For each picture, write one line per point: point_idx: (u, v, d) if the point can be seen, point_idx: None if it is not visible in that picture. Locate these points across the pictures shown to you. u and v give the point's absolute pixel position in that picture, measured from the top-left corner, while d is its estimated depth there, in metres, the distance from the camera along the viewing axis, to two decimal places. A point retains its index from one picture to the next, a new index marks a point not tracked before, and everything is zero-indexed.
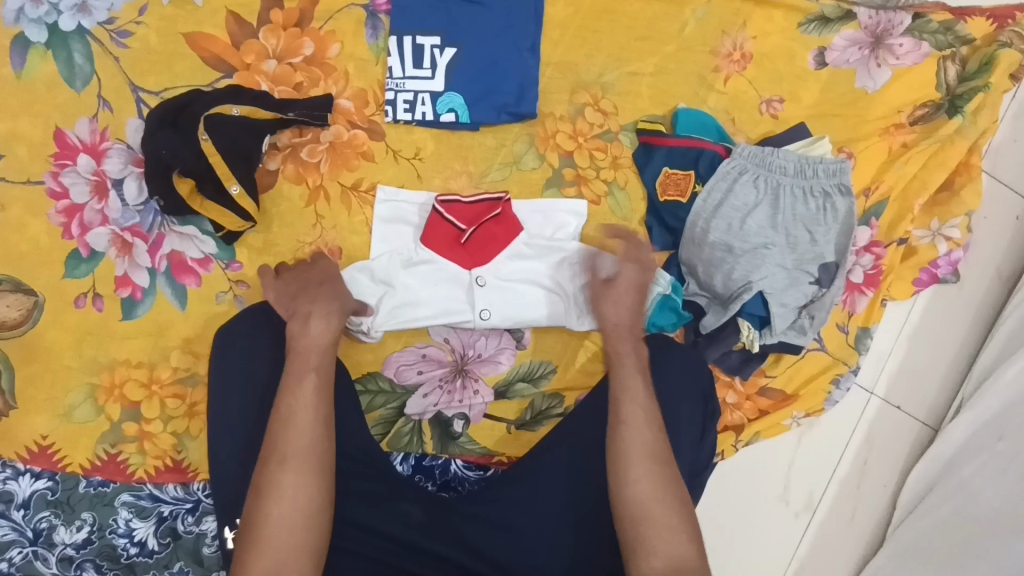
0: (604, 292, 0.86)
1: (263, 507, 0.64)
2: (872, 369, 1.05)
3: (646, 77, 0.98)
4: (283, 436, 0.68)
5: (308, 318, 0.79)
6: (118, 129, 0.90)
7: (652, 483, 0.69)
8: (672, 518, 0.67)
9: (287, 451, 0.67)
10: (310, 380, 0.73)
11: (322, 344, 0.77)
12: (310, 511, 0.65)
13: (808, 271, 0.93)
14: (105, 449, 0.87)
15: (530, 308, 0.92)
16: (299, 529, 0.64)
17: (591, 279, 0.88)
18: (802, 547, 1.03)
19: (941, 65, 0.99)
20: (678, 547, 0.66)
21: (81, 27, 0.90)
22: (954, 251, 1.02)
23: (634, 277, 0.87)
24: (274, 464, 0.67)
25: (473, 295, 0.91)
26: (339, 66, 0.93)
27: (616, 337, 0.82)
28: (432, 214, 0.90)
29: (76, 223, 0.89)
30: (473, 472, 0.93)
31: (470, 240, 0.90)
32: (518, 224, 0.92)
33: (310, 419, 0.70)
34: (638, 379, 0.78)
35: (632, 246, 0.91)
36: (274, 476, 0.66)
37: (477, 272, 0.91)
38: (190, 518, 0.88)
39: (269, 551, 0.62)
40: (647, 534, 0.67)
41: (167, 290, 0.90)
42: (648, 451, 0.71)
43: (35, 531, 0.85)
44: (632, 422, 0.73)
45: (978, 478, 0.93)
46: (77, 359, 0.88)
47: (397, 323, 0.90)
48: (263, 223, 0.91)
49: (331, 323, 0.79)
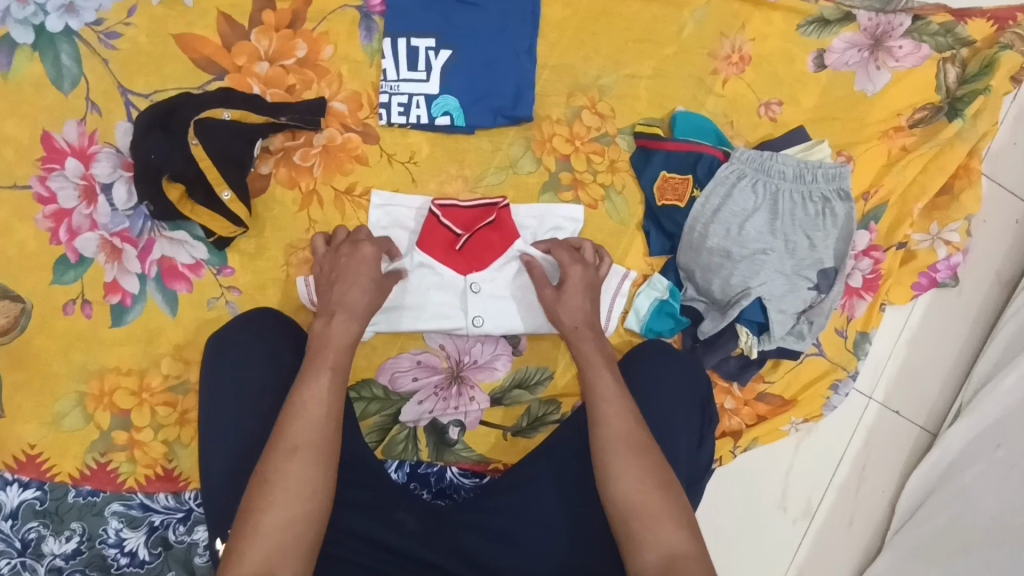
0: (556, 298, 0.85)
1: (267, 494, 0.63)
2: (871, 375, 1.04)
3: (644, 79, 0.97)
4: (292, 428, 0.67)
5: (333, 317, 0.77)
6: (107, 132, 0.88)
7: (636, 477, 0.69)
8: (658, 507, 0.67)
9: (297, 442, 0.66)
10: (327, 378, 0.71)
11: (343, 344, 0.76)
12: (310, 509, 0.64)
13: (807, 277, 0.91)
14: (94, 458, 0.86)
15: (520, 314, 0.91)
16: (301, 521, 0.63)
17: (541, 284, 0.86)
18: (801, 553, 1.02)
19: (941, 68, 0.98)
20: (668, 536, 0.66)
21: (68, 27, 0.88)
22: (953, 255, 1.01)
23: (581, 278, 0.86)
24: (281, 455, 0.65)
25: (467, 302, 0.89)
26: (332, 68, 0.91)
27: (579, 336, 0.83)
28: (428, 218, 0.89)
29: (64, 228, 0.87)
30: (468, 480, 0.92)
31: (466, 246, 0.89)
32: (515, 230, 0.90)
33: (322, 416, 0.68)
34: (605, 373, 0.77)
35: (560, 246, 0.88)
36: (281, 466, 0.65)
37: (472, 278, 0.89)
38: (181, 528, 0.86)
39: (265, 545, 0.61)
40: (636, 530, 0.67)
41: (157, 296, 0.88)
42: (626, 445, 0.71)
43: (23, 542, 0.83)
44: (605, 421, 0.73)
45: (979, 484, 0.92)
46: (65, 366, 0.87)
47: (391, 326, 0.89)
48: (255, 228, 0.90)
49: (354, 330, 0.77)
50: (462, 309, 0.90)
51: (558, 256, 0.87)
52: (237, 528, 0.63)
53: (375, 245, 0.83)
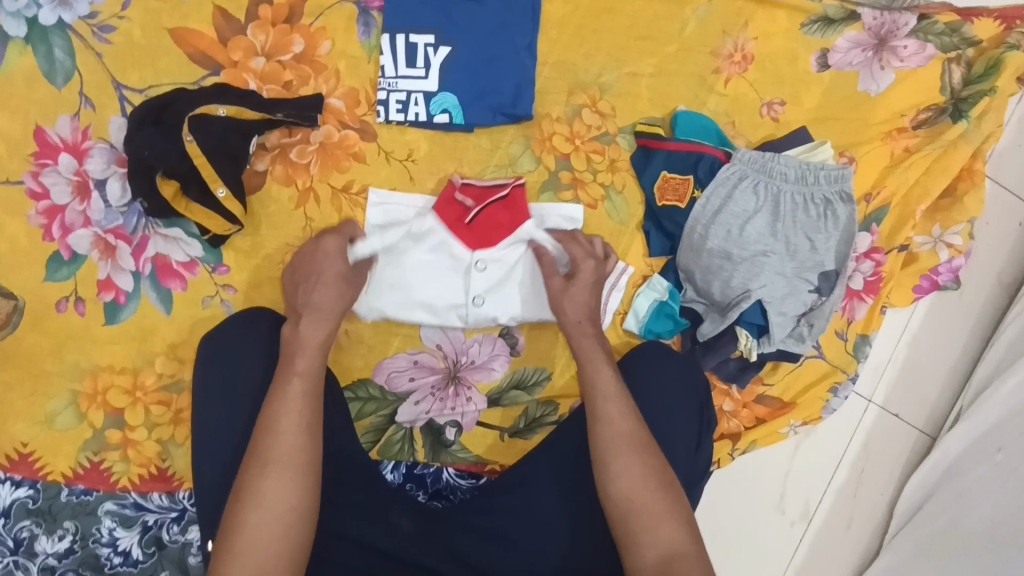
0: (564, 289, 0.85)
1: (241, 513, 0.63)
2: (870, 378, 1.03)
3: (645, 78, 0.96)
4: (266, 442, 0.66)
5: (300, 320, 0.77)
6: (100, 128, 0.87)
7: (635, 477, 0.68)
8: (658, 506, 0.67)
9: (269, 456, 0.65)
10: (296, 385, 0.70)
11: (315, 345, 0.75)
12: (291, 522, 0.63)
13: (808, 279, 0.90)
14: (87, 457, 0.85)
15: (521, 300, 0.91)
16: (280, 536, 0.62)
17: (550, 273, 0.87)
18: (798, 556, 1.02)
19: (946, 68, 0.97)
20: (667, 535, 0.65)
21: (61, 20, 0.86)
22: (955, 258, 1.00)
23: (593, 273, 0.86)
24: (254, 471, 0.65)
25: (470, 279, 0.89)
26: (330, 64, 0.90)
27: (581, 331, 0.83)
28: (447, 189, 0.89)
29: (57, 225, 0.86)
30: (465, 481, 0.92)
31: (476, 220, 0.87)
32: (525, 211, 0.88)
33: (295, 426, 0.67)
34: (606, 371, 0.77)
35: (573, 240, 0.88)
36: (255, 483, 0.64)
37: (478, 255, 0.88)
38: (175, 527, 0.86)
39: (248, 554, 0.61)
40: (635, 529, 0.66)
41: (151, 294, 0.87)
42: (627, 443, 0.70)
43: (15, 541, 0.83)
44: (606, 419, 0.72)
45: (979, 487, 0.92)
46: (58, 364, 0.86)
47: (394, 313, 0.89)
48: (251, 227, 0.89)
49: (323, 331, 0.76)
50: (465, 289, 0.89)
51: (572, 249, 0.87)
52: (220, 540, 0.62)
53: (338, 237, 0.84)
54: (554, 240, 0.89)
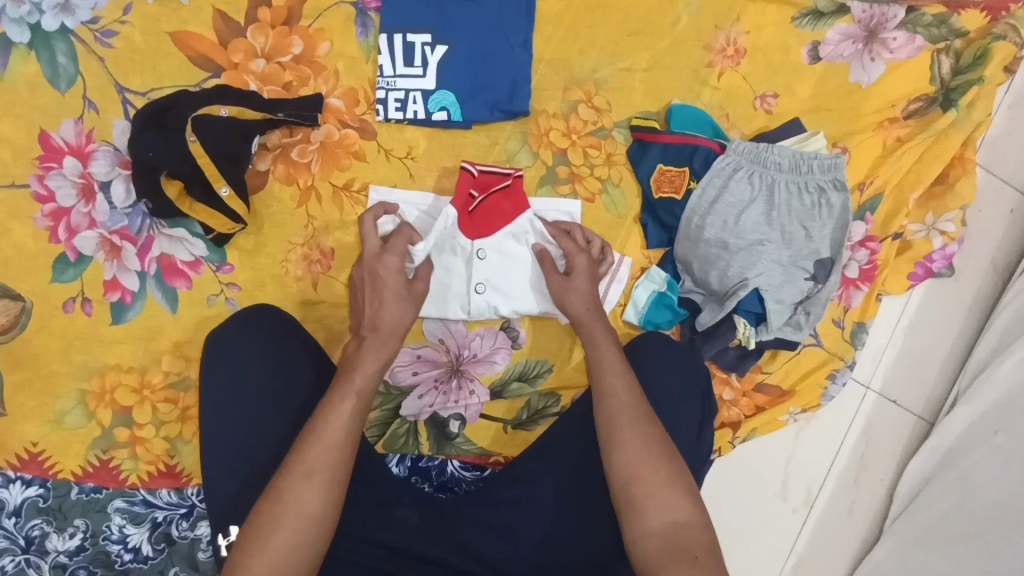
0: (565, 283, 0.85)
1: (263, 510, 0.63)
2: (868, 364, 1.05)
3: (639, 72, 0.97)
4: (311, 451, 0.65)
5: (364, 343, 0.75)
6: (104, 130, 0.88)
7: (641, 447, 0.69)
8: (661, 474, 0.67)
9: (314, 466, 0.64)
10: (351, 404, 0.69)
11: (372, 370, 0.73)
12: (319, 529, 0.63)
13: (803, 267, 0.92)
14: (96, 455, 0.86)
15: (520, 295, 0.92)
16: (301, 539, 0.62)
17: (549, 271, 0.87)
18: (801, 542, 1.03)
19: (935, 59, 0.99)
20: (669, 503, 0.66)
21: (63, 26, 0.88)
22: (949, 245, 1.02)
23: (587, 267, 0.87)
24: (298, 477, 0.64)
25: (472, 267, 0.90)
26: (329, 64, 0.91)
27: (586, 319, 0.83)
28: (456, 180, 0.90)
29: (63, 227, 0.87)
30: (470, 473, 0.93)
31: (478, 208, 0.89)
32: (526, 200, 0.91)
33: (338, 436, 0.67)
34: (613, 351, 0.78)
35: (568, 236, 0.89)
36: (296, 489, 0.63)
37: (478, 244, 0.90)
38: (184, 523, 0.87)
39: (267, 551, 0.60)
40: (637, 496, 0.67)
41: (157, 293, 0.88)
42: (632, 415, 0.71)
43: (27, 539, 0.84)
44: (612, 394, 0.73)
45: (979, 468, 0.93)
46: (66, 365, 0.87)
47: None
48: (254, 225, 0.90)
49: (385, 357, 0.75)
50: (463, 282, 0.91)
51: (564, 245, 0.88)
52: (244, 541, 0.62)
53: (399, 256, 0.79)
54: (547, 235, 0.91)
